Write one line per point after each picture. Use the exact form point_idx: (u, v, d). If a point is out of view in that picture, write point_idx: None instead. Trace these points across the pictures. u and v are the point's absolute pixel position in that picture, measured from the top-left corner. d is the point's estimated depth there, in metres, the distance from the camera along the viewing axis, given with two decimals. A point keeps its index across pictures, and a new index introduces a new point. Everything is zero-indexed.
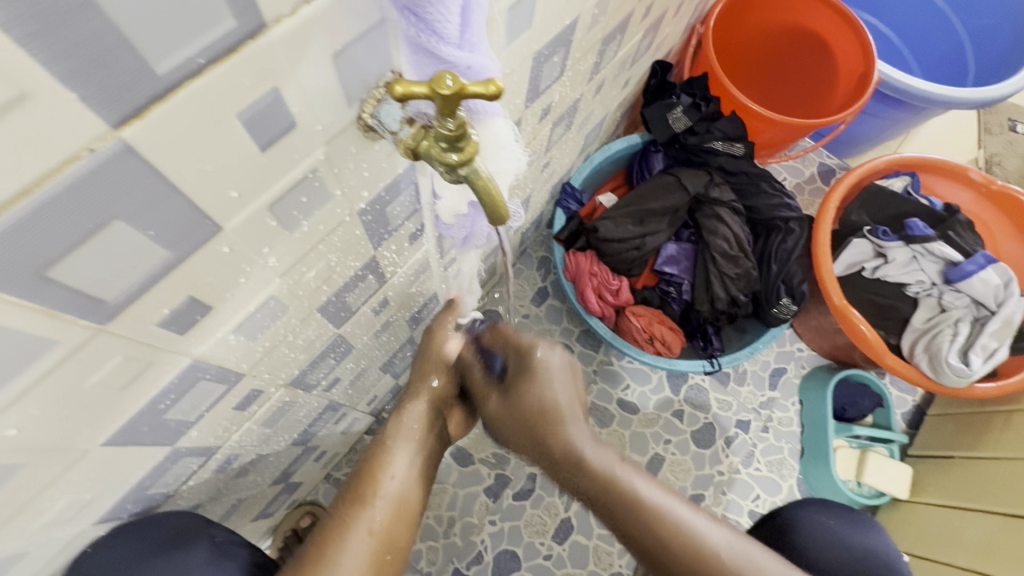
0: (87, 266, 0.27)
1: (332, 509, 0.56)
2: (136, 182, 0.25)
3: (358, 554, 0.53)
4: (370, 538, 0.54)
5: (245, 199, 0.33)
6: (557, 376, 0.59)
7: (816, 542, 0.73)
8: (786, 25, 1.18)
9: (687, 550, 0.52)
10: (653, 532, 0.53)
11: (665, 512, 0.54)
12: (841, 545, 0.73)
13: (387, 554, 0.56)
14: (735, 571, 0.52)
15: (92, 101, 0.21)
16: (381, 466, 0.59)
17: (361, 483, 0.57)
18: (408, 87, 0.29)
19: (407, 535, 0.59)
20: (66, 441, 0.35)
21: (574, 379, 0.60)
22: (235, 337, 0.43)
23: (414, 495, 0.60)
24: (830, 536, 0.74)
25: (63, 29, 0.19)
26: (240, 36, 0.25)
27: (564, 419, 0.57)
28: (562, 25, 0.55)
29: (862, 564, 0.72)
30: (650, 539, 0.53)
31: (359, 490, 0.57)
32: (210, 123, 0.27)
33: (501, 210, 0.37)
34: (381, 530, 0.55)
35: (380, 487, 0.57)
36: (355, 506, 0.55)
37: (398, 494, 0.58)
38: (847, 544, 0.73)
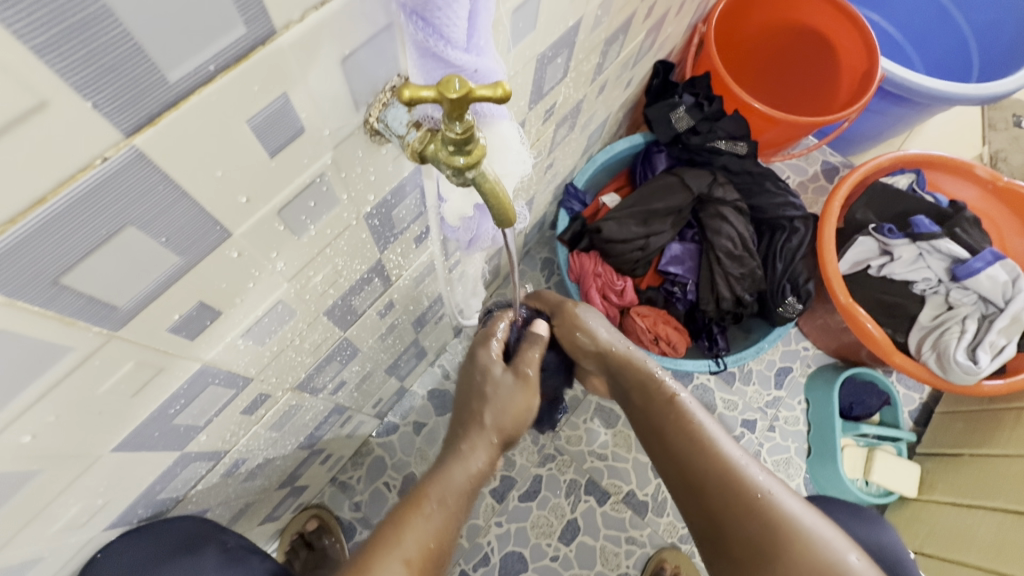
0: (100, 273, 0.27)
1: (361, 558, 0.48)
2: (149, 189, 0.26)
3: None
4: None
5: (255, 204, 0.33)
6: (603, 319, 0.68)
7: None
8: (789, 24, 1.17)
9: (728, 480, 0.54)
10: (698, 458, 0.57)
11: (712, 444, 0.57)
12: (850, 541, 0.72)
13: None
14: (768, 509, 0.52)
15: (106, 109, 0.22)
16: (417, 520, 0.50)
17: (396, 537, 0.49)
18: (416, 92, 0.29)
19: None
20: (79, 447, 0.36)
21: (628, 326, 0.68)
22: (244, 342, 0.43)
23: (447, 551, 0.52)
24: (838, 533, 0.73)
25: (78, 37, 0.19)
26: (250, 42, 0.25)
27: (619, 352, 0.67)
28: (566, 26, 0.55)
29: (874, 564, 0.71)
30: (694, 474, 0.56)
31: (395, 545, 0.48)
32: (221, 130, 0.27)
33: (509, 213, 0.37)
34: None
35: (412, 544, 0.49)
36: (389, 563, 0.47)
37: (434, 552, 0.50)
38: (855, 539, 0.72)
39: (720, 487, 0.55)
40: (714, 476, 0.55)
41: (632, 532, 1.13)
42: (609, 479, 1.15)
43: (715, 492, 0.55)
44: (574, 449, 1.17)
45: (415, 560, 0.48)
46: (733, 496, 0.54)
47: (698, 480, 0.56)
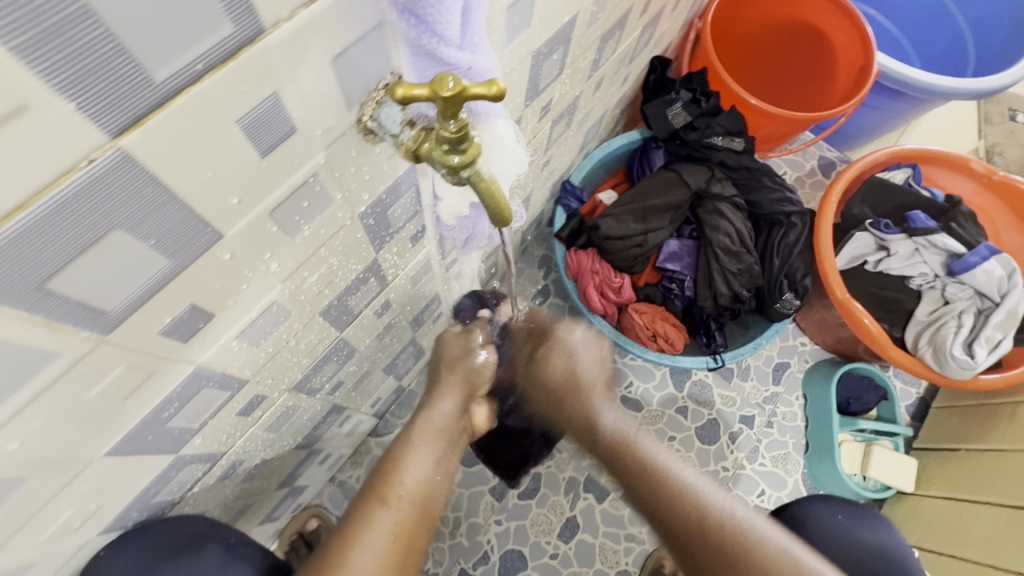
0: (87, 278, 0.26)
1: (350, 508, 0.51)
2: (136, 192, 0.25)
3: (372, 558, 0.47)
4: (389, 542, 0.49)
5: (246, 206, 0.32)
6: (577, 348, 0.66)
7: (826, 540, 0.73)
8: (786, 19, 1.17)
9: (713, 523, 0.55)
10: (681, 506, 0.56)
11: (690, 488, 0.57)
12: (852, 543, 0.73)
13: (409, 557, 0.50)
14: (755, 549, 0.54)
15: (90, 111, 0.21)
16: (399, 464, 0.53)
17: (381, 481, 0.52)
18: (409, 90, 0.28)
19: (426, 541, 0.52)
20: (71, 451, 0.35)
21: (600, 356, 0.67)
22: (238, 343, 0.43)
23: (434, 499, 0.53)
24: (838, 535, 0.73)
25: (57, 37, 0.19)
26: (238, 42, 0.24)
27: (582, 383, 0.65)
28: (562, 22, 0.55)
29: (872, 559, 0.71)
30: (678, 523, 0.56)
31: (378, 489, 0.51)
32: (209, 130, 0.26)
33: (504, 212, 0.37)
34: (403, 532, 0.50)
35: (399, 488, 0.51)
36: (373, 505, 0.50)
37: (419, 494, 0.52)
38: (856, 540, 0.73)
39: (708, 535, 0.55)
40: (704, 524, 0.55)
41: (631, 529, 1.13)
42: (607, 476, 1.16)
43: (703, 541, 0.55)
44: (572, 446, 1.17)
45: (398, 501, 0.51)
46: (722, 542, 0.54)
47: (684, 530, 0.56)
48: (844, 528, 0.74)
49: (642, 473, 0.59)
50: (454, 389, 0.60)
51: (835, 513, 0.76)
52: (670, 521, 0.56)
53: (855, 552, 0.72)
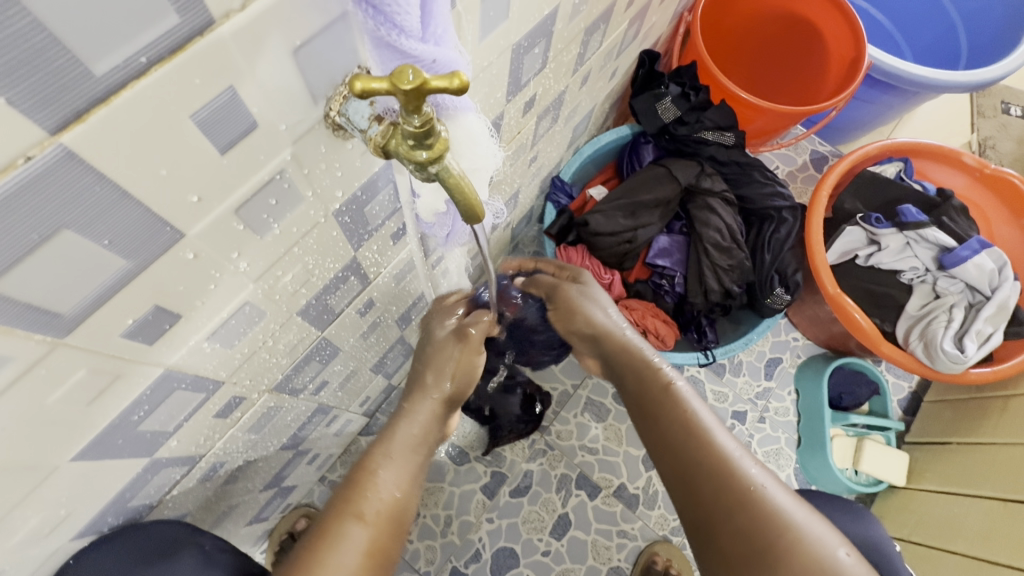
0: (35, 279, 0.26)
1: (319, 524, 0.50)
2: (83, 189, 0.24)
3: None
4: (361, 559, 0.49)
5: (208, 203, 0.31)
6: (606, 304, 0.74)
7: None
8: (777, 12, 1.16)
9: (721, 467, 0.55)
10: (693, 444, 0.58)
11: (708, 432, 0.58)
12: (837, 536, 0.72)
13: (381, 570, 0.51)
14: (759, 500, 0.52)
15: (25, 106, 0.20)
16: (371, 482, 0.54)
17: (354, 498, 0.52)
18: (368, 84, 0.27)
19: (396, 557, 0.53)
20: (34, 457, 0.34)
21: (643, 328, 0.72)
22: (210, 345, 0.42)
23: (405, 513, 0.55)
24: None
25: None
26: (186, 33, 0.23)
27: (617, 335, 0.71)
28: (542, 15, 0.54)
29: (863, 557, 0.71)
30: (686, 459, 0.57)
31: (351, 506, 0.52)
32: (161, 126, 0.25)
33: (476, 209, 0.36)
34: (375, 549, 0.50)
35: (370, 504, 0.52)
36: (347, 522, 0.50)
37: (391, 510, 0.53)
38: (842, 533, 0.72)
39: (710, 473, 0.55)
40: (709, 464, 0.56)
41: (623, 525, 1.13)
42: (599, 473, 1.15)
43: (703, 479, 0.55)
44: (564, 443, 1.17)
45: (373, 517, 0.52)
46: (724, 485, 0.54)
47: (689, 467, 0.57)
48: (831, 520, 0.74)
49: (665, 415, 0.62)
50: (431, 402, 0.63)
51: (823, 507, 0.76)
52: (679, 458, 0.58)
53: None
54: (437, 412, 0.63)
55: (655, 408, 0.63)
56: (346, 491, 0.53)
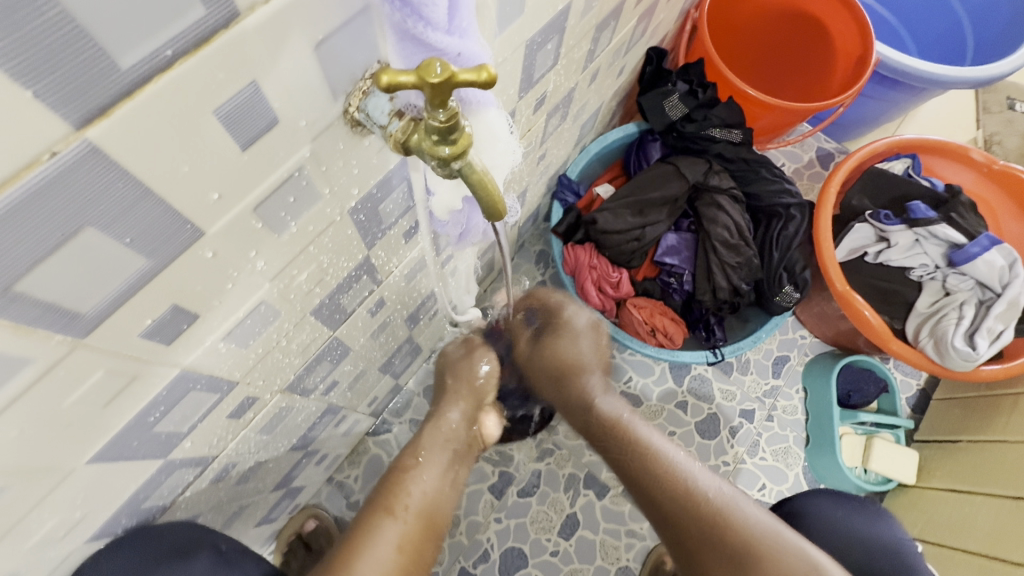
0: (56, 278, 0.25)
1: (355, 524, 0.51)
2: (106, 186, 0.24)
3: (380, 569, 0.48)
4: (397, 553, 0.49)
5: (227, 201, 0.31)
6: (587, 354, 0.71)
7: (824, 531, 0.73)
8: (783, 8, 1.15)
9: (688, 495, 0.56)
10: (658, 481, 0.59)
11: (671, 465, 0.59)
12: (847, 535, 0.72)
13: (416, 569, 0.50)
14: (724, 519, 0.54)
15: (51, 100, 0.20)
16: (406, 480, 0.56)
17: (388, 498, 0.54)
18: (395, 77, 0.27)
19: (431, 556, 0.53)
20: (49, 459, 0.34)
21: (598, 342, 0.73)
22: (225, 345, 0.41)
23: (441, 508, 0.56)
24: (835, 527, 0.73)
25: (11, 19, 0.18)
26: (211, 25, 0.23)
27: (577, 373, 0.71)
28: (555, 10, 0.53)
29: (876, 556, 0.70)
30: (653, 497, 0.58)
31: (386, 502, 0.53)
32: (185, 121, 0.25)
33: (498, 206, 0.35)
34: (408, 545, 0.51)
35: (405, 500, 0.54)
36: (383, 517, 0.51)
37: (425, 505, 0.54)
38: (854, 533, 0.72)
39: (677, 499, 0.56)
40: (676, 495, 0.57)
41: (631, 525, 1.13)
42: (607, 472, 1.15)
43: (672, 508, 0.57)
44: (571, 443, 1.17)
45: (404, 512, 0.52)
46: (694, 516, 0.55)
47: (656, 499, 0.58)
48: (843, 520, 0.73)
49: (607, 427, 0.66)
50: (460, 399, 0.66)
51: (835, 506, 0.75)
52: (648, 489, 0.59)
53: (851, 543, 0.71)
54: (465, 414, 0.66)
55: (618, 446, 0.64)
56: (380, 491, 0.55)
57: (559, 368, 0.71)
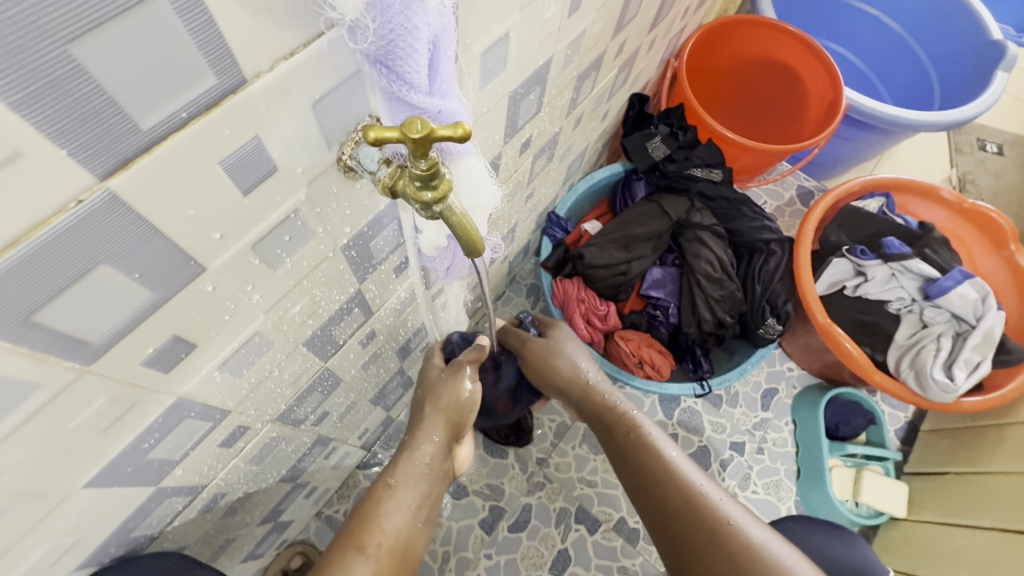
0: (72, 311, 0.27)
1: (328, 555, 0.53)
2: (122, 229, 0.27)
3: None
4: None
5: (228, 240, 0.34)
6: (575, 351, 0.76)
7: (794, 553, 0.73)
8: (756, 56, 1.23)
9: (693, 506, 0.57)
10: (673, 489, 0.59)
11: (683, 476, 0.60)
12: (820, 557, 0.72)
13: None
14: (732, 535, 0.53)
15: (81, 156, 0.23)
16: (382, 512, 0.57)
17: (360, 532, 0.55)
18: (381, 132, 0.30)
19: None
20: (46, 483, 0.35)
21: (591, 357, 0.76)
22: (220, 374, 0.44)
23: (412, 544, 0.57)
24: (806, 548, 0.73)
25: (51, 93, 0.21)
26: (221, 90, 0.26)
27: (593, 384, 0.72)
28: (537, 65, 0.58)
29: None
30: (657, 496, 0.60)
31: (357, 539, 0.54)
32: (194, 171, 0.28)
33: (477, 244, 0.39)
34: None
35: (378, 537, 0.55)
36: (354, 555, 0.52)
37: (397, 542, 0.56)
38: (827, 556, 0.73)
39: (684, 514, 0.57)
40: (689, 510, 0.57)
41: (624, 561, 1.11)
42: (599, 506, 1.14)
43: (680, 523, 0.57)
44: (563, 476, 1.17)
45: (375, 549, 0.54)
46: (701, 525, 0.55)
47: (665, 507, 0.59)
48: (816, 543, 0.74)
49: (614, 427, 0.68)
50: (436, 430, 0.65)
51: (808, 529, 0.76)
52: (655, 496, 0.60)
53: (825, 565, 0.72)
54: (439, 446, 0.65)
55: (632, 451, 0.64)
56: (354, 524, 0.56)
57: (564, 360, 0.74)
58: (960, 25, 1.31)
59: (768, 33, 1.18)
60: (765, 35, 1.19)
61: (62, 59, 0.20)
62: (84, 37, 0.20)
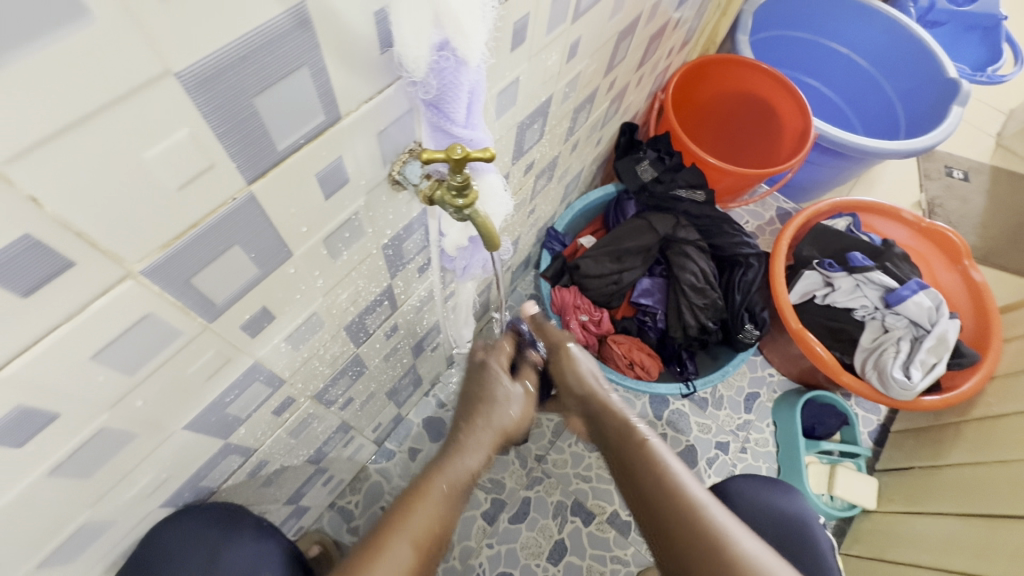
0: (212, 278, 0.38)
1: (394, 502, 0.57)
2: (252, 219, 0.38)
3: None
4: (426, 527, 0.55)
5: (310, 233, 0.45)
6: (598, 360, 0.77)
7: (744, 508, 0.81)
8: (735, 90, 1.37)
9: (677, 502, 0.58)
10: (662, 494, 0.59)
11: (671, 476, 0.60)
12: (765, 510, 0.80)
13: None
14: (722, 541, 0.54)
15: (242, 167, 0.34)
16: (453, 456, 0.62)
17: (422, 481, 0.59)
18: (432, 154, 0.42)
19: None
20: (161, 422, 0.45)
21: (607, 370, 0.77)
22: (285, 345, 0.54)
23: (449, 535, 0.58)
24: (751, 502, 0.81)
25: (238, 128, 0.32)
26: (326, 124, 0.38)
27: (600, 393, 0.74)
28: (540, 100, 0.70)
29: (791, 526, 0.80)
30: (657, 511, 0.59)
31: (398, 525, 0.54)
32: (299, 181, 0.39)
33: (494, 240, 0.50)
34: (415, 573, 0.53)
35: (440, 481, 0.59)
36: (413, 499, 0.57)
37: (463, 484, 0.60)
38: (769, 507, 0.81)
39: (669, 510, 0.58)
40: (673, 506, 0.58)
41: (617, 551, 1.19)
42: (594, 499, 1.23)
43: (665, 521, 0.58)
44: (560, 472, 1.26)
45: (421, 541, 0.54)
46: (683, 521, 0.56)
47: (652, 506, 0.59)
48: (760, 496, 0.82)
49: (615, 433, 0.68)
50: (489, 441, 0.65)
51: (752, 485, 0.83)
52: (651, 508, 0.60)
53: (768, 516, 0.80)
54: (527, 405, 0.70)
55: (628, 458, 0.65)
56: (389, 515, 0.55)
57: (575, 378, 0.75)
58: (922, 64, 1.44)
59: (746, 70, 1.33)
60: (744, 71, 1.33)
61: (249, 107, 0.31)
62: (262, 93, 0.32)
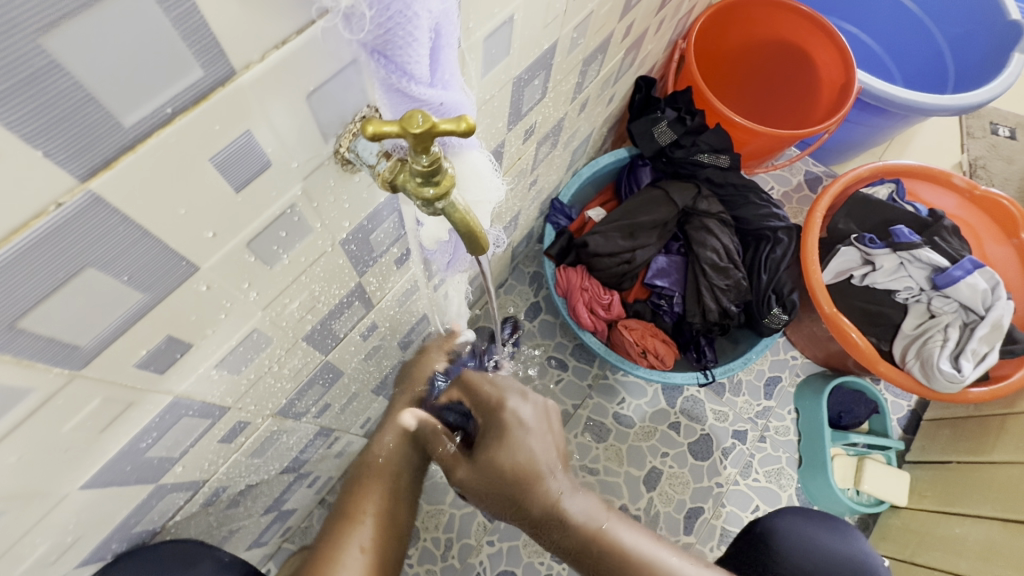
0: (59, 315, 0.27)
1: (322, 536, 0.53)
2: (107, 230, 0.25)
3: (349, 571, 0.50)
4: (363, 556, 0.52)
5: (222, 238, 0.33)
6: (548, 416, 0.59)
7: (794, 550, 0.74)
8: (766, 38, 1.20)
9: None
10: (627, 573, 0.54)
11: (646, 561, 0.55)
12: (814, 549, 0.74)
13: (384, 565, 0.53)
14: None
15: (59, 156, 0.21)
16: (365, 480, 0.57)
17: (350, 502, 0.56)
18: (380, 126, 0.28)
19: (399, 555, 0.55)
20: (40, 486, 0.35)
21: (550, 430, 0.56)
22: (218, 372, 0.43)
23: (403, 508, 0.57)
24: (797, 540, 0.75)
25: (26, 90, 0.19)
26: (209, 83, 0.25)
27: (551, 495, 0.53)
28: (541, 50, 0.56)
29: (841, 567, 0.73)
30: None
31: (348, 508, 0.55)
32: (183, 171, 0.27)
33: (479, 240, 0.37)
34: (372, 549, 0.53)
35: (365, 505, 0.55)
36: (346, 523, 0.53)
37: (386, 509, 0.55)
38: (820, 545, 0.75)
39: None
40: None
41: None
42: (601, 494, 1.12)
43: None
44: None
45: (365, 515, 0.54)
46: None
47: None
48: (810, 533, 0.76)
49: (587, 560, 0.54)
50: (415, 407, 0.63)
51: (799, 520, 0.78)
52: None
53: (810, 553, 0.74)
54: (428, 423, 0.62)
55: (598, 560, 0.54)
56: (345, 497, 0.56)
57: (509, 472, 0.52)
58: (977, 6, 1.27)
59: (781, 14, 1.15)
60: (778, 15, 1.15)
61: (34, 55, 0.19)
62: (57, 27, 0.19)
